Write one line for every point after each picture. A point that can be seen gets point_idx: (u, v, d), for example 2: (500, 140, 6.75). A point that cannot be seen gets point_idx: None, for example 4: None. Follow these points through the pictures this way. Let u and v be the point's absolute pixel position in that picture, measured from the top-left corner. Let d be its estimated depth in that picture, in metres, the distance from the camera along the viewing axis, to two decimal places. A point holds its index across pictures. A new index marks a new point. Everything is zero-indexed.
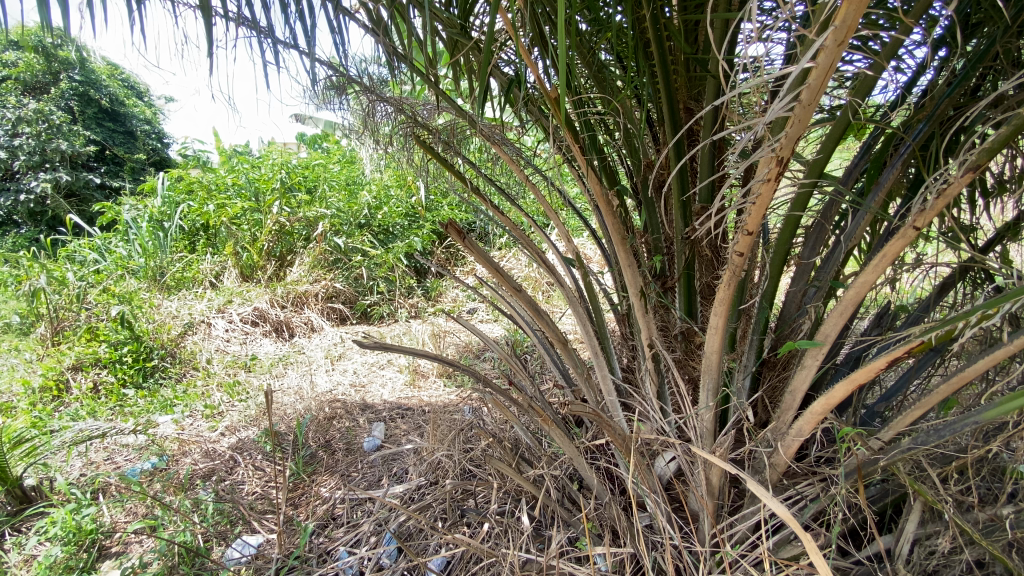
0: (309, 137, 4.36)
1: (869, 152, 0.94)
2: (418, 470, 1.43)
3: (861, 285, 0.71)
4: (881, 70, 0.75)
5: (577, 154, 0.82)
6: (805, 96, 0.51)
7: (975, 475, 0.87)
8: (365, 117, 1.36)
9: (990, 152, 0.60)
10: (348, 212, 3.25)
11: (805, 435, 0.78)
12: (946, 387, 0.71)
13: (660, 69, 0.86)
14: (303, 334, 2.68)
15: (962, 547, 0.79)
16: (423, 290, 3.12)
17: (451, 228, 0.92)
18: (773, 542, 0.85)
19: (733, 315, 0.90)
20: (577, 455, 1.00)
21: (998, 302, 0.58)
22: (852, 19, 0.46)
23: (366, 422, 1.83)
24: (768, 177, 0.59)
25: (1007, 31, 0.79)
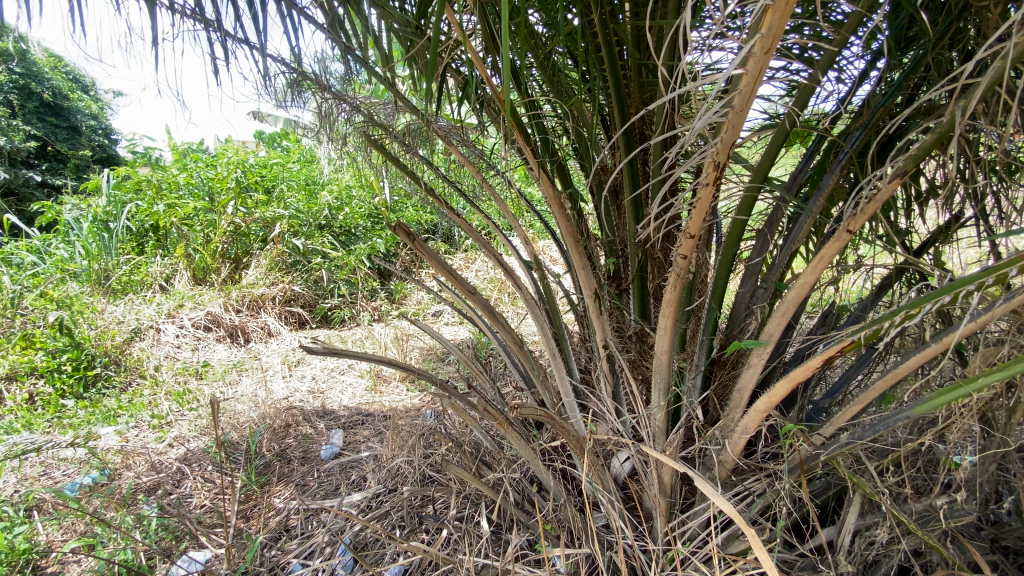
0: (268, 136, 4.22)
1: (813, 158, 0.97)
2: (377, 477, 1.38)
3: (802, 287, 0.73)
4: (819, 79, 0.78)
5: (529, 157, 0.83)
6: (738, 101, 0.53)
7: (911, 467, 0.91)
8: (319, 116, 1.33)
9: (916, 159, 0.62)
10: (308, 213, 3.16)
11: (751, 432, 0.80)
12: (882, 382, 0.74)
13: (610, 75, 0.87)
14: (259, 339, 2.59)
15: (899, 537, 0.82)
16: (386, 292, 3.06)
17: (400, 229, 0.91)
18: (721, 538, 0.87)
19: (683, 317, 0.92)
20: (533, 457, 1.00)
21: (921, 302, 0.62)
22: (778, 27, 0.47)
23: (324, 429, 1.78)
24: (707, 181, 0.60)
25: (938, 44, 0.83)
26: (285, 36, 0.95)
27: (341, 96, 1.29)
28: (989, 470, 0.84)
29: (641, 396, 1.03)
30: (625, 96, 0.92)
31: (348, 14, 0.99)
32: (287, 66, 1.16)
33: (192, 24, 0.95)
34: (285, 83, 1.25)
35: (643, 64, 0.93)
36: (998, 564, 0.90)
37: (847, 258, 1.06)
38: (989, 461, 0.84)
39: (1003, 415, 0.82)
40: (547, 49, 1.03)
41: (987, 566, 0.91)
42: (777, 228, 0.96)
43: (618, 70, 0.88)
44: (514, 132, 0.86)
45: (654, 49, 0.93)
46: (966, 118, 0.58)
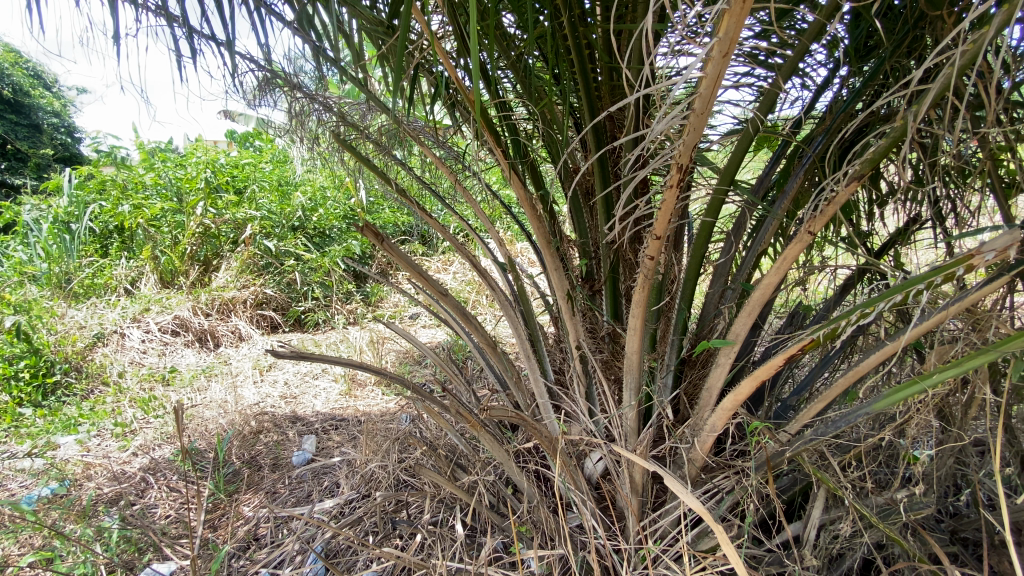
0: (241, 136, 4.13)
1: (779, 162, 0.99)
2: (351, 482, 1.35)
3: (767, 287, 0.75)
4: (783, 85, 0.80)
5: (499, 158, 0.84)
6: (698, 104, 0.54)
7: (873, 462, 0.93)
8: (290, 116, 1.31)
9: (872, 163, 0.64)
10: (281, 214, 3.09)
11: (719, 430, 0.81)
12: (843, 380, 0.76)
13: (580, 78, 0.88)
14: (229, 344, 2.53)
15: (862, 531, 0.84)
16: (362, 294, 3.01)
17: (367, 231, 0.89)
18: (691, 536, 0.88)
19: (653, 317, 0.93)
20: (506, 459, 1.00)
21: (875, 302, 0.64)
22: (734, 31, 0.48)
23: (296, 435, 1.74)
24: (670, 183, 0.61)
25: (895, 52, 0.85)
26: (253, 33, 0.93)
27: (312, 96, 1.27)
28: (947, 464, 0.87)
29: (613, 396, 1.04)
30: (595, 98, 0.93)
31: (318, 12, 0.97)
32: (256, 64, 1.14)
33: (155, 18, 0.92)
34: (255, 82, 1.23)
35: (612, 68, 0.94)
36: (957, 555, 0.93)
37: (813, 258, 1.08)
38: (946, 456, 0.87)
39: (958, 410, 0.85)
40: (518, 51, 1.04)
41: (946, 557, 0.93)
42: (744, 230, 0.98)
43: (588, 74, 0.89)
44: (485, 133, 0.86)
45: (618, 52, 0.93)
46: (917, 123, 0.60)
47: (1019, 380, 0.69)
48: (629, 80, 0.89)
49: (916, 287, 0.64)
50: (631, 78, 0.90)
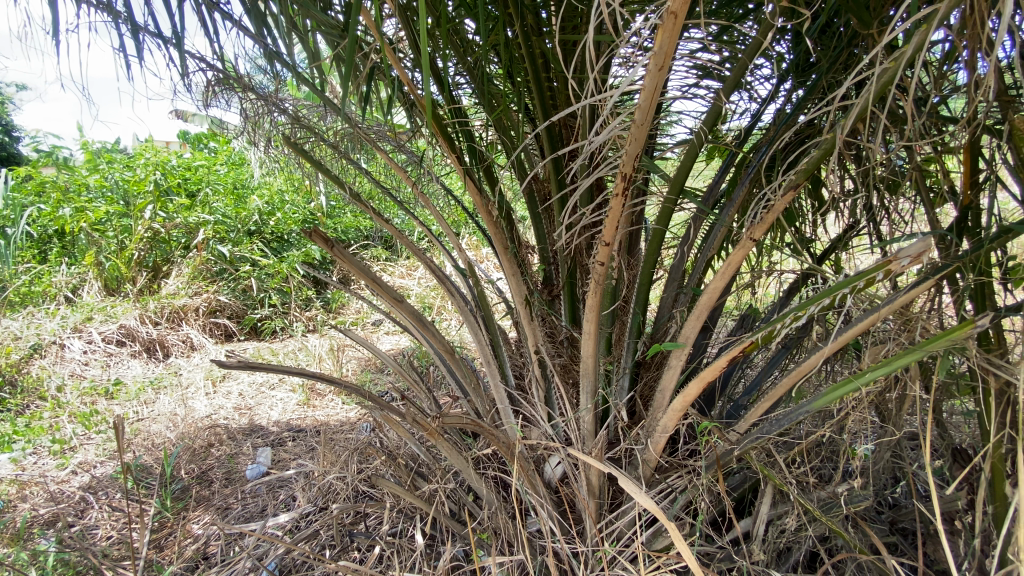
0: (194, 136, 3.95)
1: (727, 174, 1.02)
2: (308, 495, 1.31)
3: (713, 291, 0.77)
4: (728, 98, 0.84)
5: (451, 161, 0.85)
6: (639, 116, 0.56)
7: (818, 458, 0.97)
8: (243, 117, 1.27)
9: (806, 173, 0.68)
10: (235, 219, 2.94)
11: (670, 430, 0.84)
12: (786, 380, 0.79)
13: (534, 85, 0.90)
14: (180, 354, 2.41)
15: (807, 525, 0.88)
16: (322, 301, 2.91)
17: (317, 236, 0.84)
18: (646, 536, 0.90)
19: (608, 321, 0.95)
20: (465, 465, 0.99)
21: (807, 306, 0.68)
22: (668, 47, 0.50)
23: (250, 448, 1.68)
24: (617, 192, 0.63)
25: (832, 68, 0.90)
26: (202, 32, 0.90)
27: (265, 97, 1.23)
28: (884, 458, 0.91)
29: (572, 401, 1.05)
30: (549, 105, 0.95)
31: (270, 11, 0.95)
32: (207, 65, 1.10)
33: (96, 14, 0.88)
34: (206, 83, 1.19)
35: (567, 78, 0.95)
36: (896, 545, 0.98)
37: (761, 263, 1.12)
38: (883, 450, 0.91)
39: (892, 406, 0.90)
40: (475, 57, 1.04)
41: (887, 547, 0.98)
42: (696, 236, 1.01)
43: (542, 82, 0.91)
44: (439, 139, 0.86)
45: (564, 61, 0.96)
46: (845, 135, 0.64)
47: (943, 377, 0.74)
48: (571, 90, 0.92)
49: (843, 290, 0.69)
50: (577, 90, 0.92)
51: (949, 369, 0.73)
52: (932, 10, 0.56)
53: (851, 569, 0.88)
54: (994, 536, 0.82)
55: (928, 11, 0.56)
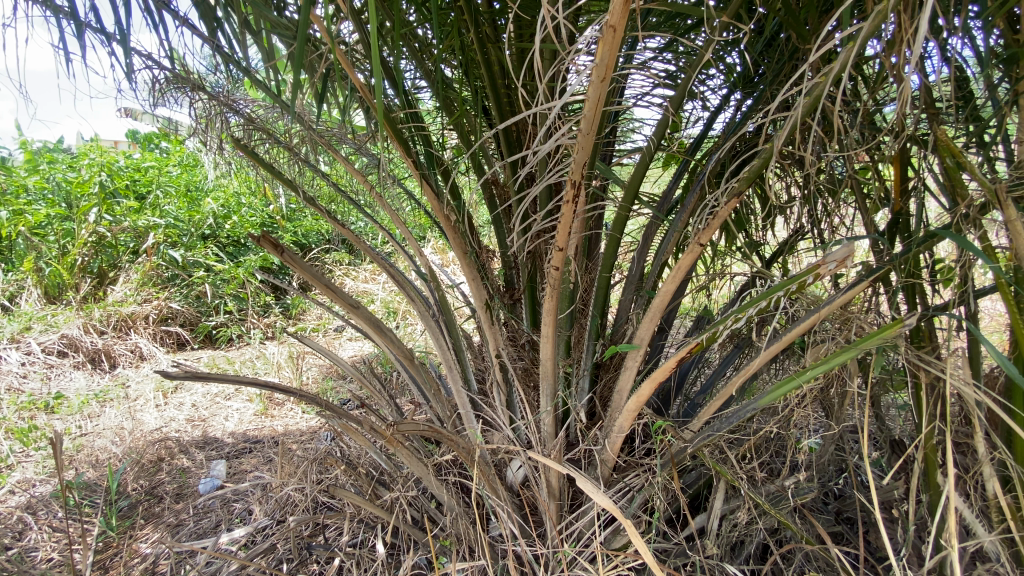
0: (143, 136, 3.77)
1: (680, 180, 1.06)
2: (265, 508, 1.27)
3: (664, 295, 0.80)
4: (678, 107, 0.86)
5: (407, 166, 0.85)
6: (584, 125, 0.58)
7: (768, 454, 1.01)
8: (194, 118, 1.23)
9: (748, 181, 0.71)
10: (188, 222, 2.81)
11: (625, 430, 0.86)
12: (735, 379, 0.82)
13: (490, 91, 0.91)
14: (128, 365, 2.30)
15: (757, 518, 0.91)
16: (281, 307, 2.82)
17: (266, 241, 0.81)
18: (605, 535, 0.91)
19: (567, 323, 0.96)
20: (426, 473, 0.98)
21: (748, 308, 0.72)
22: (609, 60, 0.52)
23: (204, 461, 1.61)
24: (567, 199, 0.65)
25: (775, 80, 0.94)
26: (149, 29, 0.87)
27: (219, 97, 1.19)
28: (829, 452, 0.95)
29: (533, 404, 1.06)
30: (506, 111, 0.95)
31: (221, 10, 0.92)
32: (154, 63, 1.06)
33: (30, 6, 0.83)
34: (154, 82, 1.15)
35: (524, 85, 0.97)
36: (841, 534, 1.03)
37: (714, 265, 1.16)
38: (827, 444, 0.96)
39: (834, 401, 0.94)
40: (431, 60, 1.04)
41: (832, 536, 1.03)
42: (652, 241, 1.04)
43: (499, 88, 0.91)
44: (394, 143, 0.85)
45: (520, 68, 0.97)
46: (781, 145, 0.67)
47: (877, 373, 0.78)
48: (523, 97, 0.93)
49: (781, 293, 0.73)
50: (529, 97, 0.94)
51: (882, 366, 0.77)
52: (858, 28, 0.59)
53: (799, 559, 0.92)
54: (928, 523, 0.88)
55: (853, 30, 0.59)
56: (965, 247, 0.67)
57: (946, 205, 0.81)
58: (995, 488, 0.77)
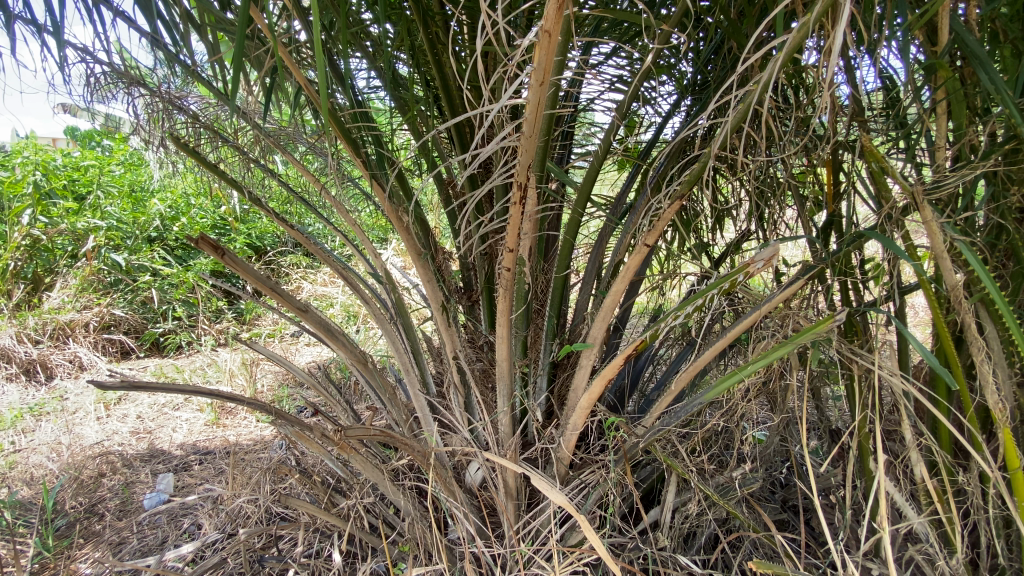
0: (83, 134, 3.57)
1: (633, 182, 1.08)
2: (215, 521, 1.22)
3: (614, 294, 0.82)
4: (627, 110, 0.88)
5: (356, 168, 0.84)
6: (526, 127, 0.59)
7: (718, 446, 1.05)
8: (136, 116, 1.17)
9: (691, 183, 0.73)
10: (133, 224, 2.69)
11: (579, 427, 0.88)
12: (684, 375, 0.85)
13: (443, 93, 0.90)
14: (66, 376, 2.17)
15: (707, 509, 0.94)
16: (235, 312, 2.71)
17: (205, 242, 0.75)
18: (562, 533, 0.92)
19: (523, 324, 0.97)
20: (382, 478, 0.96)
21: (693, 302, 0.75)
22: (547, 64, 0.54)
23: (149, 475, 1.54)
24: (514, 201, 0.67)
25: (720, 86, 0.97)
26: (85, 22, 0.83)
27: (163, 94, 1.12)
28: (774, 444, 1.00)
29: (491, 405, 1.06)
30: (460, 113, 0.95)
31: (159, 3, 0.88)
32: (90, 58, 1.01)
33: None
34: (90, 79, 1.09)
35: (478, 87, 0.97)
36: (786, 521, 1.08)
37: (665, 266, 1.19)
38: (773, 435, 1.00)
39: (778, 395, 0.98)
40: (381, 60, 1.02)
41: (778, 524, 1.08)
42: (606, 241, 1.06)
43: (452, 90, 0.91)
44: (342, 145, 0.83)
45: (474, 72, 0.97)
46: (719, 149, 0.70)
47: (813, 366, 0.82)
48: (469, 99, 0.94)
49: (721, 291, 0.77)
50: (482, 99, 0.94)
51: (818, 360, 0.81)
52: (785, 40, 0.61)
53: (747, 547, 0.95)
54: (863, 507, 0.93)
55: (780, 42, 0.61)
56: (888, 247, 0.71)
57: (874, 207, 0.86)
58: (921, 473, 0.82)
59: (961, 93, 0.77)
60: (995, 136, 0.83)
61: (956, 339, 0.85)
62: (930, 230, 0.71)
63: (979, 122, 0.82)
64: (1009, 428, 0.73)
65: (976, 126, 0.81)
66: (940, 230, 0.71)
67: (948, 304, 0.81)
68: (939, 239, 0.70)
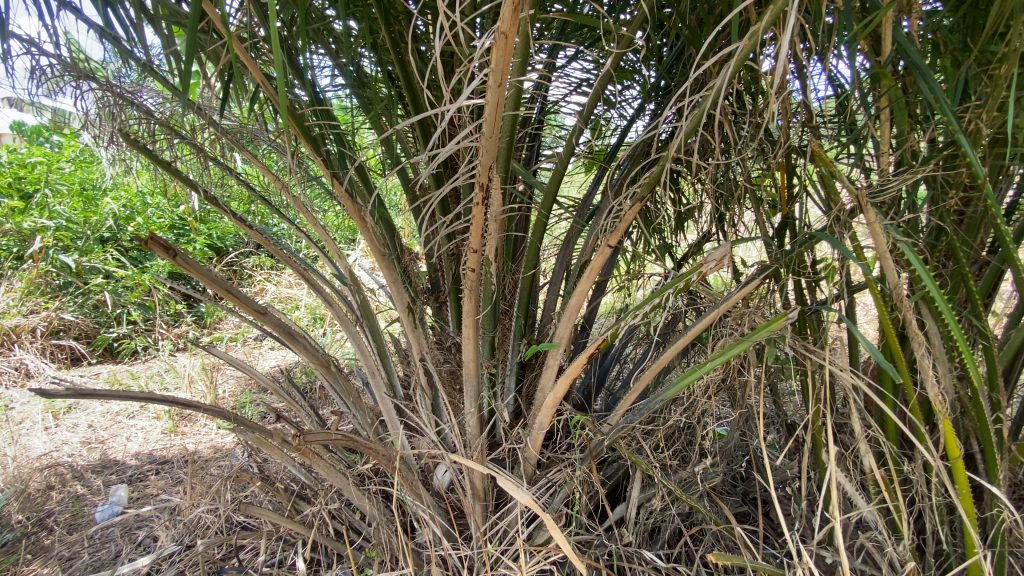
0: (29, 129, 3.39)
1: (599, 183, 1.09)
2: (172, 533, 1.18)
3: (579, 294, 0.83)
4: (592, 111, 0.89)
5: (316, 167, 0.82)
6: (486, 128, 0.60)
7: (682, 442, 1.07)
8: (84, 111, 1.12)
9: (650, 185, 0.75)
10: (84, 224, 2.57)
11: (545, 426, 0.89)
12: (647, 373, 0.87)
13: (406, 91, 0.89)
14: (10, 384, 2.06)
15: (670, 504, 0.96)
16: (194, 316, 2.62)
17: (154, 243, 0.72)
18: (528, 532, 0.93)
19: (490, 324, 0.97)
20: (346, 483, 0.95)
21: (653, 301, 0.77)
22: (503, 65, 0.54)
23: (101, 486, 1.47)
24: (477, 202, 0.68)
25: (682, 89, 0.99)
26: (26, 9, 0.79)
27: (115, 88, 1.07)
28: (735, 439, 1.02)
29: (459, 406, 1.06)
30: (424, 112, 0.94)
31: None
32: (33, 48, 0.96)
33: None
34: (34, 71, 1.04)
35: (442, 87, 0.96)
36: (746, 513, 1.11)
37: (630, 266, 1.21)
38: (733, 431, 1.03)
39: (738, 392, 1.01)
40: (343, 56, 1.00)
41: (739, 516, 1.11)
42: (575, 241, 1.07)
43: (416, 88, 0.90)
44: (302, 143, 0.82)
45: (437, 72, 0.96)
46: (676, 153, 0.72)
47: (769, 363, 0.85)
48: (432, 99, 0.93)
49: (680, 290, 0.79)
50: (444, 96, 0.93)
51: (773, 358, 0.84)
52: (736, 48, 0.64)
53: (709, 539, 0.98)
54: (817, 498, 0.97)
55: (731, 50, 0.64)
56: (836, 248, 0.73)
57: (825, 209, 0.89)
58: (870, 463, 0.86)
59: (903, 101, 0.81)
60: (935, 142, 0.88)
61: (902, 335, 0.90)
62: (873, 232, 0.74)
63: (920, 129, 0.86)
64: (948, 418, 0.77)
65: (917, 133, 0.86)
66: (885, 231, 0.74)
67: (894, 302, 0.85)
68: (883, 240, 0.74)
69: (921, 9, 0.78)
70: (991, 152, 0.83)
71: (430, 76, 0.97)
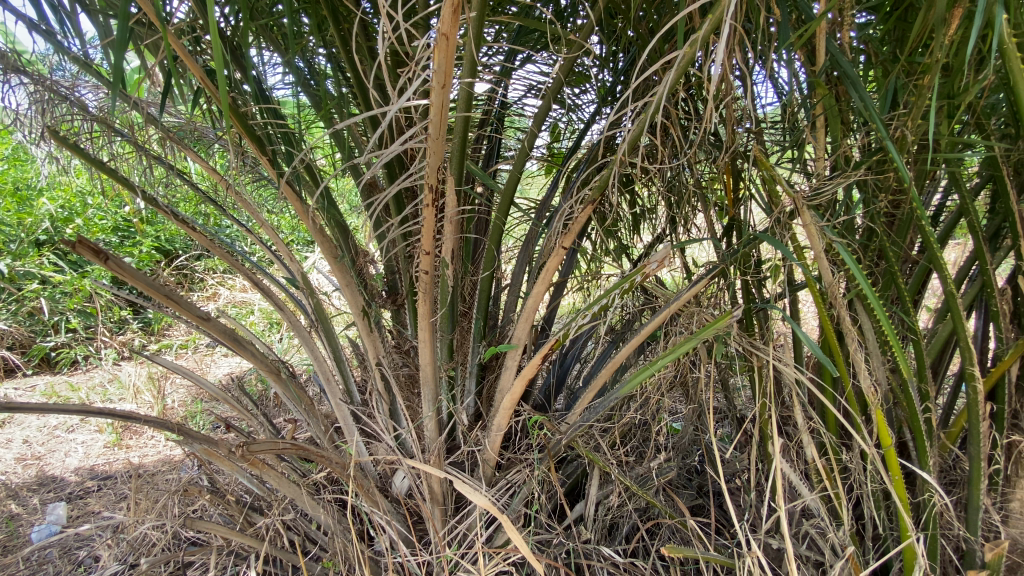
0: None
1: (557, 185, 1.10)
2: (115, 552, 1.12)
3: (534, 296, 0.84)
4: (545, 114, 0.90)
5: (261, 168, 0.80)
6: (432, 129, 0.60)
7: (639, 439, 1.09)
8: (13, 105, 1.05)
9: (601, 188, 0.77)
10: (17, 226, 2.41)
11: (503, 428, 0.90)
12: (602, 372, 0.89)
13: (358, 90, 0.88)
14: None
15: (627, 500, 0.98)
16: (141, 322, 2.50)
17: (82, 246, 0.68)
18: (487, 534, 0.93)
19: (448, 327, 0.97)
20: (300, 493, 0.92)
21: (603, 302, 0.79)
22: (447, 67, 0.54)
23: (36, 505, 1.38)
24: (427, 203, 0.68)
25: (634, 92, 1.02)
26: None
27: (48, 81, 1.00)
28: (688, 434, 1.05)
29: (418, 410, 1.05)
30: (377, 114, 0.93)
31: None
32: None
33: None
34: None
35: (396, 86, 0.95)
36: (700, 505, 1.14)
37: (588, 266, 1.23)
38: (687, 426, 1.06)
39: (692, 388, 1.04)
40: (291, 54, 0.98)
41: (693, 509, 1.14)
42: (533, 244, 1.08)
43: (369, 87, 0.89)
44: (248, 143, 0.79)
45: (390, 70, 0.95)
46: (623, 157, 0.73)
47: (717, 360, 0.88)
48: (379, 99, 0.92)
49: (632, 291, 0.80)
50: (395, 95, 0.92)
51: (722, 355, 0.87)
52: (678, 55, 0.66)
53: (664, 532, 1.01)
54: (765, 489, 1.01)
55: (673, 56, 0.66)
56: (777, 249, 0.77)
57: (769, 212, 0.93)
58: (812, 454, 0.90)
59: (836, 108, 0.85)
60: (867, 147, 0.93)
61: (840, 330, 0.94)
62: (809, 234, 0.78)
63: (854, 135, 0.91)
64: (880, 409, 0.81)
65: (851, 138, 0.90)
66: (820, 232, 0.78)
67: (832, 299, 0.90)
68: (819, 240, 0.77)
69: (851, 21, 0.82)
70: (917, 157, 0.88)
71: (381, 76, 0.96)
